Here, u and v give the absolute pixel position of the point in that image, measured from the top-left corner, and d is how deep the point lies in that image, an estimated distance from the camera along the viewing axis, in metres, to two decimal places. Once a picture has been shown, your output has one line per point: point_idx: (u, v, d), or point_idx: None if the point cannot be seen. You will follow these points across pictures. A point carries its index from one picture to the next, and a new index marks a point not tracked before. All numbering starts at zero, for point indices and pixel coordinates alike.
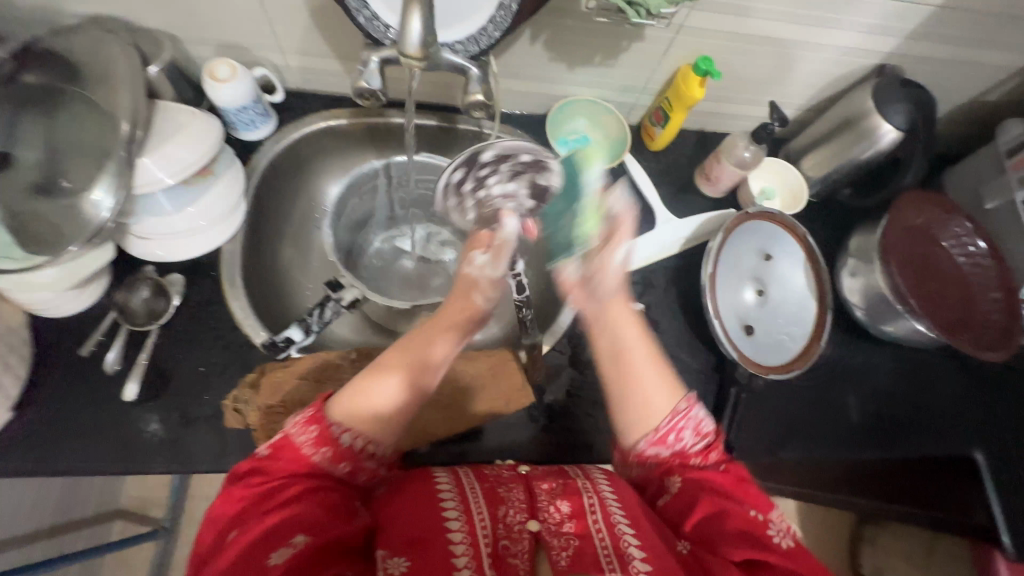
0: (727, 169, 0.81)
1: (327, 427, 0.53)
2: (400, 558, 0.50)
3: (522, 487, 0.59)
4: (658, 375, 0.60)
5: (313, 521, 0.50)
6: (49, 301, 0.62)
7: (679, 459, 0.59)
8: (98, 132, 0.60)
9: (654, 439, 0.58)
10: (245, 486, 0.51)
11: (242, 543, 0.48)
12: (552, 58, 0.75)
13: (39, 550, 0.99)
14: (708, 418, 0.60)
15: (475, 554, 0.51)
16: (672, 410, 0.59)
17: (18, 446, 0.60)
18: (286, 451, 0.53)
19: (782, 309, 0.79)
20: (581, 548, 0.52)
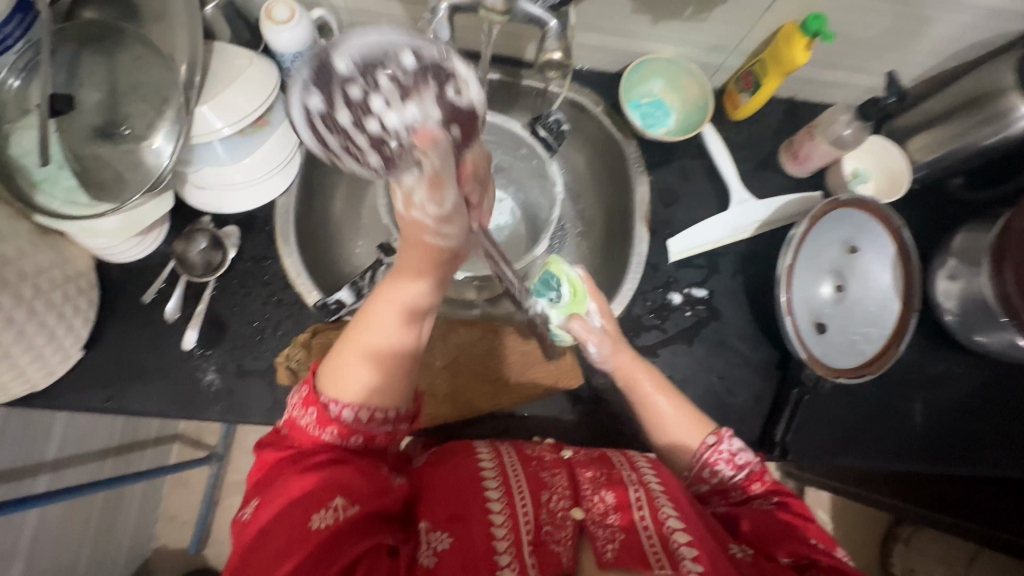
0: (819, 148, 0.73)
1: (323, 404, 0.52)
2: (444, 534, 0.52)
3: (565, 471, 0.58)
4: (679, 410, 0.64)
5: (352, 484, 0.51)
6: (112, 248, 0.62)
7: (718, 492, 0.62)
8: (157, 76, 0.58)
9: (692, 478, 0.63)
10: (282, 452, 0.53)
11: (287, 502, 0.50)
12: (636, 10, 0.67)
13: (109, 466, 1.08)
14: (745, 450, 0.62)
15: (514, 537, 0.51)
16: (701, 443, 0.62)
17: (88, 385, 0.63)
18: (298, 425, 0.53)
19: (859, 308, 0.73)
20: (627, 542, 0.50)
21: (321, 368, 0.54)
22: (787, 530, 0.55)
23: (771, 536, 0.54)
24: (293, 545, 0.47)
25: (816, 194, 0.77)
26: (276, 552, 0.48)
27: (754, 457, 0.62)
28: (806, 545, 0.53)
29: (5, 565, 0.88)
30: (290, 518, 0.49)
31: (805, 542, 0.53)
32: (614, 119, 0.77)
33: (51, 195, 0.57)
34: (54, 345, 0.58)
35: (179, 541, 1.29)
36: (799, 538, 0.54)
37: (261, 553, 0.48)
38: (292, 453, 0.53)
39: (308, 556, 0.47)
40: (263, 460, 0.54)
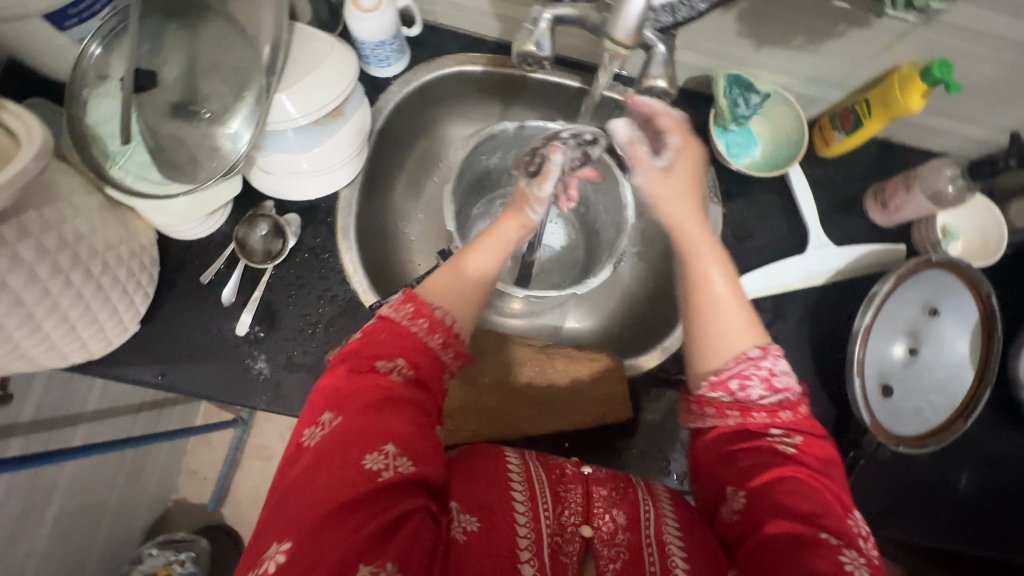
0: (915, 201, 0.68)
1: (424, 303, 0.52)
2: (472, 518, 0.47)
3: (580, 487, 0.53)
4: (738, 312, 0.54)
5: (408, 434, 0.45)
6: (176, 226, 0.62)
7: (738, 410, 0.51)
8: (240, 57, 0.56)
9: (716, 383, 0.52)
10: (353, 362, 0.48)
11: (340, 430, 0.45)
12: (739, 33, 0.63)
13: (142, 420, 1.11)
14: (788, 374, 0.52)
15: (538, 539, 0.47)
16: (741, 352, 0.52)
17: (141, 358, 0.63)
18: (386, 326, 0.51)
19: (928, 373, 0.69)
20: (629, 564, 0.48)
21: (424, 282, 0.55)
22: (816, 507, 0.46)
23: (774, 510, 0.46)
24: (333, 486, 0.42)
25: (901, 247, 0.72)
26: (318, 491, 0.42)
27: (794, 385, 0.52)
28: (816, 533, 0.44)
29: (40, 507, 0.91)
30: (338, 453, 0.43)
31: (814, 527, 0.44)
32: (693, 142, 0.73)
33: (124, 169, 0.56)
34: (114, 320, 0.58)
35: (199, 496, 1.32)
36: (821, 525, 0.44)
37: (304, 485, 0.43)
38: (368, 365, 0.48)
39: (349, 499, 0.42)
40: (328, 373, 0.49)
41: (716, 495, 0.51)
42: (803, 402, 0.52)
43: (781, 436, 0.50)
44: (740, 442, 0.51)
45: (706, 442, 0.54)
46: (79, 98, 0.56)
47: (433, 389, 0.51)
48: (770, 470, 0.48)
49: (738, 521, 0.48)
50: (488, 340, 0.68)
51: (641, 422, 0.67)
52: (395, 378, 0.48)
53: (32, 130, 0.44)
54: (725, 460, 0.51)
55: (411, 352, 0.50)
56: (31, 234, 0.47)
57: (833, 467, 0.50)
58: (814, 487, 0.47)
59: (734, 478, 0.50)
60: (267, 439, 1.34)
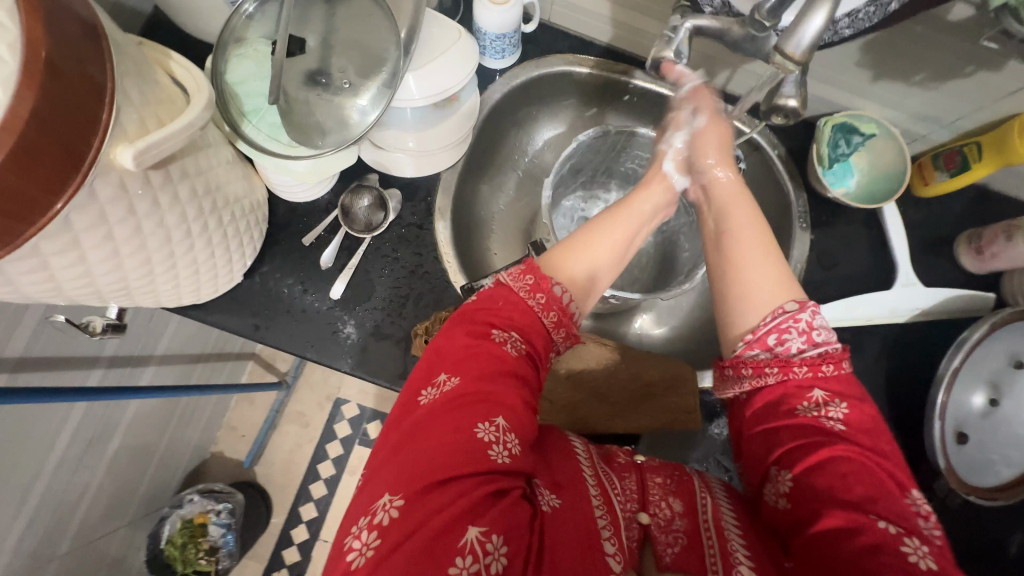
0: (1016, 250, 0.66)
1: (545, 278, 0.52)
2: (553, 494, 0.44)
3: (634, 476, 0.51)
4: (770, 263, 0.54)
5: (516, 408, 0.45)
6: (291, 187, 0.65)
7: (778, 366, 0.50)
8: (379, 34, 0.59)
9: (753, 341, 0.51)
10: (469, 327, 0.48)
11: (452, 394, 0.44)
12: (860, 62, 0.64)
13: (198, 370, 1.15)
14: (828, 329, 0.50)
15: (612, 517, 0.45)
16: (776, 308, 0.51)
17: (239, 308, 0.66)
18: (503, 297, 0.51)
19: (1008, 429, 0.65)
20: (689, 549, 0.45)
21: (547, 253, 0.55)
22: (869, 491, 0.44)
23: (826, 499, 0.44)
24: (443, 453, 0.41)
25: (989, 295, 0.71)
26: (425, 455, 0.41)
27: (836, 340, 0.51)
28: (875, 522, 0.42)
29: (104, 439, 0.95)
30: (449, 419, 0.43)
31: (870, 514, 0.43)
32: (789, 166, 0.74)
33: (257, 128, 0.59)
34: (226, 268, 0.61)
35: (235, 452, 1.36)
36: (878, 513, 0.43)
37: (412, 444, 0.42)
38: (483, 332, 0.48)
39: (458, 468, 0.40)
40: (441, 339, 0.49)
41: (762, 477, 0.49)
42: (845, 358, 0.50)
43: (825, 397, 0.49)
44: (782, 413, 0.49)
45: (745, 408, 0.52)
46: (225, 55, 0.59)
47: (540, 366, 0.50)
48: (819, 448, 0.46)
49: (789, 509, 0.46)
50: None
51: (709, 436, 0.69)
52: (510, 349, 0.47)
53: (200, 85, 0.47)
54: (769, 436, 0.49)
55: (524, 327, 0.50)
56: (190, 176, 0.49)
57: (881, 435, 0.48)
58: (866, 467, 0.45)
59: (780, 457, 0.48)
60: (306, 406, 1.37)
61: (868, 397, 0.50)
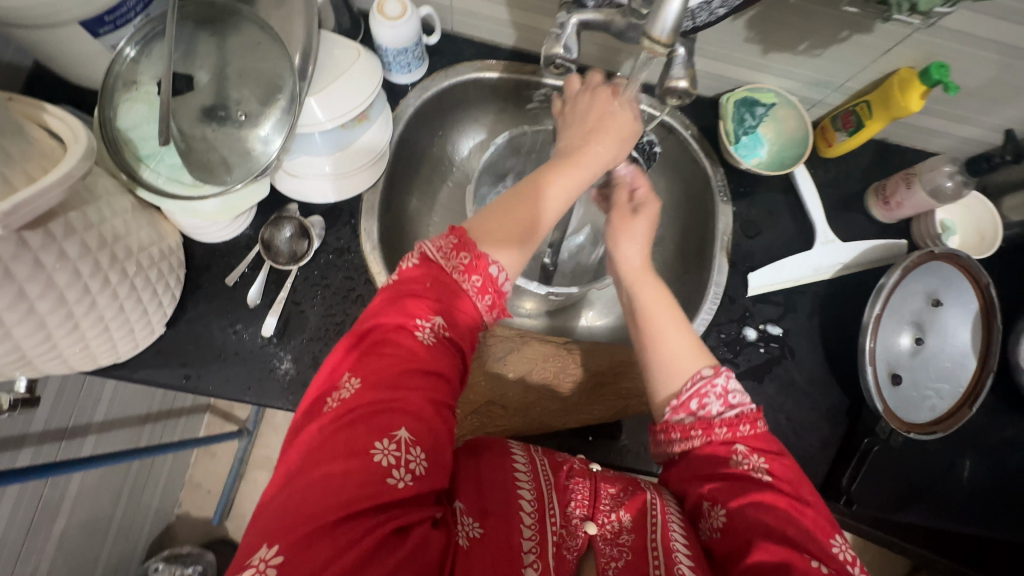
0: (916, 196, 0.71)
1: (478, 256, 0.51)
2: (475, 523, 0.46)
3: (587, 482, 0.53)
4: (684, 333, 0.55)
5: (422, 416, 0.44)
6: (203, 228, 0.63)
7: (702, 429, 0.51)
8: (272, 63, 0.57)
9: (677, 406, 0.52)
10: (383, 326, 0.47)
11: (351, 408, 0.44)
12: (749, 38, 0.67)
13: (147, 431, 1.09)
14: (743, 392, 0.52)
15: (542, 539, 0.47)
16: (696, 373, 0.52)
17: (166, 361, 0.63)
18: (430, 276, 0.50)
19: (935, 362, 0.71)
20: (633, 563, 0.47)
21: (473, 221, 0.54)
22: (799, 532, 0.45)
23: (756, 537, 0.45)
24: (342, 476, 0.40)
25: (902, 240, 0.75)
26: (324, 483, 0.40)
27: (750, 401, 0.52)
28: (805, 562, 0.43)
29: (46, 522, 0.89)
30: (351, 435, 0.42)
31: (802, 553, 0.44)
32: (703, 145, 0.77)
33: (155, 171, 0.57)
34: (144, 321, 0.58)
35: (203, 510, 1.30)
36: (810, 552, 0.44)
37: (311, 469, 0.41)
38: (400, 326, 0.48)
39: (356, 492, 0.40)
40: (356, 339, 0.48)
41: (696, 509, 0.50)
42: (761, 417, 0.52)
43: (747, 451, 0.49)
44: (712, 463, 0.50)
45: (678, 465, 0.53)
46: (112, 101, 0.57)
47: (461, 356, 0.50)
48: (745, 495, 0.47)
49: (721, 542, 0.47)
50: (509, 338, 0.70)
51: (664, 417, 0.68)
52: (426, 338, 0.47)
53: (77, 134, 0.44)
54: (702, 475, 0.50)
55: (449, 313, 0.49)
56: (77, 232, 0.47)
57: (802, 484, 0.49)
58: (791, 514, 0.46)
59: (711, 493, 0.49)
60: (273, 449, 1.32)
61: (785, 451, 0.51)
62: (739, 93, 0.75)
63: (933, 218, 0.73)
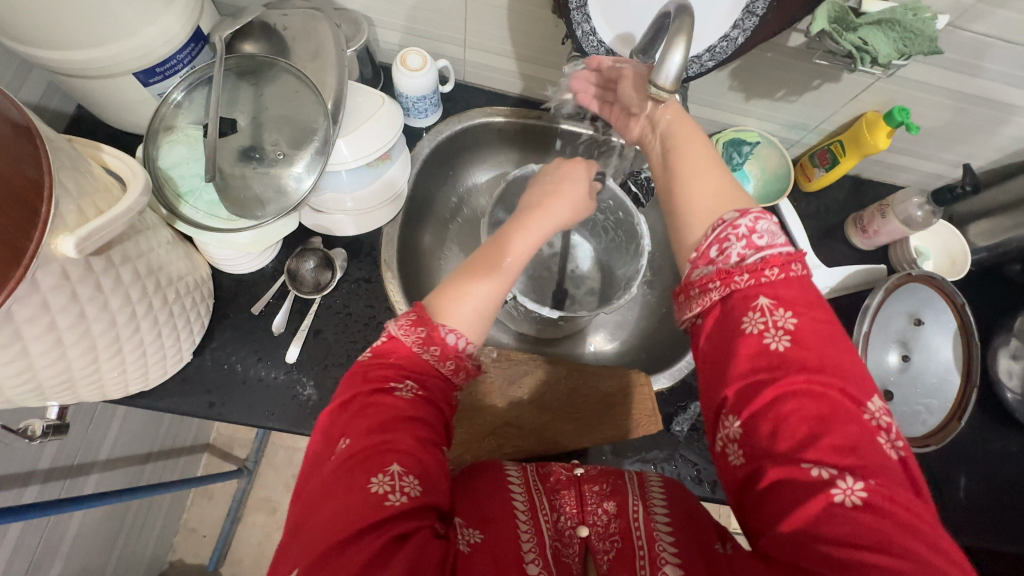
0: (891, 225, 0.78)
1: (435, 327, 0.52)
2: (474, 530, 0.47)
3: (573, 490, 0.55)
4: (716, 175, 0.51)
5: (411, 449, 0.46)
6: (234, 261, 0.66)
7: (722, 279, 0.45)
8: (307, 109, 0.63)
9: (699, 258, 0.48)
10: (365, 385, 0.50)
11: (345, 455, 0.45)
12: (733, 86, 0.75)
13: (148, 470, 1.07)
14: (776, 237, 0.45)
15: (540, 540, 0.48)
16: (719, 218, 0.48)
17: (192, 389, 0.65)
18: (395, 348, 0.52)
19: (921, 377, 0.76)
20: (621, 551, 0.47)
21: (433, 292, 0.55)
22: (814, 428, 0.38)
23: (770, 453, 0.39)
24: (341, 514, 0.42)
25: (881, 265, 0.81)
26: (325, 522, 0.42)
27: (785, 242, 0.45)
28: (807, 472, 0.37)
29: (44, 566, 0.86)
30: (345, 478, 0.44)
31: (803, 463, 0.37)
32: None
33: (195, 207, 0.61)
34: (174, 347, 0.60)
35: (197, 556, 1.25)
36: (810, 460, 0.37)
37: (314, 515, 0.43)
38: (376, 386, 0.49)
39: (356, 526, 0.41)
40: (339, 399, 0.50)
41: (713, 419, 0.44)
42: (797, 260, 0.45)
43: (769, 306, 0.42)
44: (730, 341, 0.43)
45: (703, 335, 0.46)
46: (156, 142, 0.61)
47: (438, 406, 0.51)
48: (760, 388, 0.40)
49: (741, 464, 0.40)
50: (524, 362, 0.73)
51: (671, 435, 0.71)
52: (403, 394, 0.49)
53: (135, 171, 0.49)
54: (724, 373, 0.43)
55: (419, 373, 0.51)
56: (131, 259, 0.50)
57: (832, 344, 0.41)
58: (813, 396, 0.39)
59: (727, 400, 0.42)
60: (272, 489, 1.30)
61: (823, 301, 0.43)
62: (726, 134, 0.82)
63: (908, 245, 0.79)
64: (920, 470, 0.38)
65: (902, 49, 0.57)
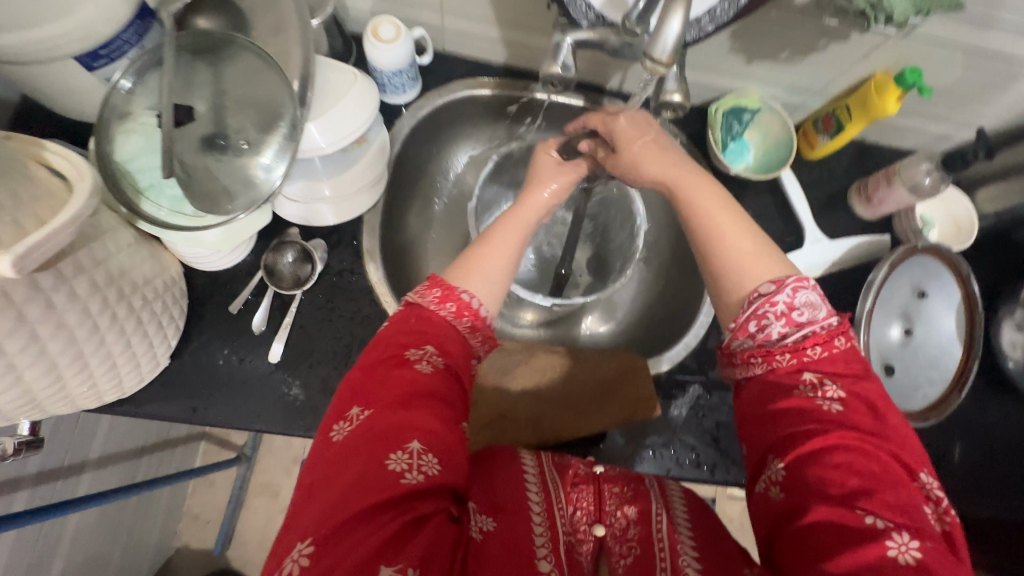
0: (896, 193, 0.74)
1: (451, 287, 0.49)
2: (488, 517, 0.45)
3: (591, 486, 0.53)
4: (749, 241, 0.49)
5: (435, 428, 0.41)
6: (205, 257, 0.62)
7: (763, 355, 0.47)
8: (272, 90, 0.58)
9: (737, 329, 0.48)
10: (384, 350, 0.45)
11: (361, 427, 0.40)
12: (733, 49, 0.70)
13: (144, 464, 1.06)
14: (817, 309, 0.46)
15: (553, 536, 0.46)
16: (754, 292, 0.48)
17: (173, 394, 0.62)
18: (416, 314, 0.48)
19: (924, 350, 0.74)
20: (640, 558, 0.46)
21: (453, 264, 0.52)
22: (866, 483, 0.40)
23: (819, 494, 0.41)
24: (357, 488, 0.37)
25: (885, 236, 0.78)
26: (335, 498, 0.37)
27: (834, 315, 0.47)
28: (861, 519, 0.39)
29: (44, 566, 0.86)
30: (360, 452, 0.39)
31: (857, 510, 0.40)
32: (693, 152, 0.79)
33: (156, 204, 0.56)
34: (149, 354, 0.57)
35: (202, 542, 1.26)
36: (864, 509, 0.40)
37: (322, 491, 0.38)
38: (397, 353, 0.44)
39: (373, 503, 0.37)
40: (357, 365, 0.45)
41: (757, 463, 0.46)
42: (841, 333, 0.46)
43: (818, 378, 0.45)
44: (777, 395, 0.46)
45: (746, 396, 0.49)
46: (108, 134, 0.56)
47: (461, 378, 0.46)
48: (811, 437, 0.43)
49: (781, 500, 0.43)
50: (517, 351, 0.71)
51: (670, 419, 0.70)
52: (424, 366, 0.43)
53: (82, 171, 0.44)
54: (772, 418, 0.45)
55: (442, 340, 0.46)
56: (85, 269, 0.46)
57: (884, 413, 0.44)
58: (864, 454, 0.41)
59: (774, 444, 0.45)
60: (272, 474, 1.30)
61: (872, 372, 0.46)
62: (727, 101, 0.77)
63: (913, 214, 0.76)
64: (964, 539, 0.40)
65: (920, 4, 0.52)
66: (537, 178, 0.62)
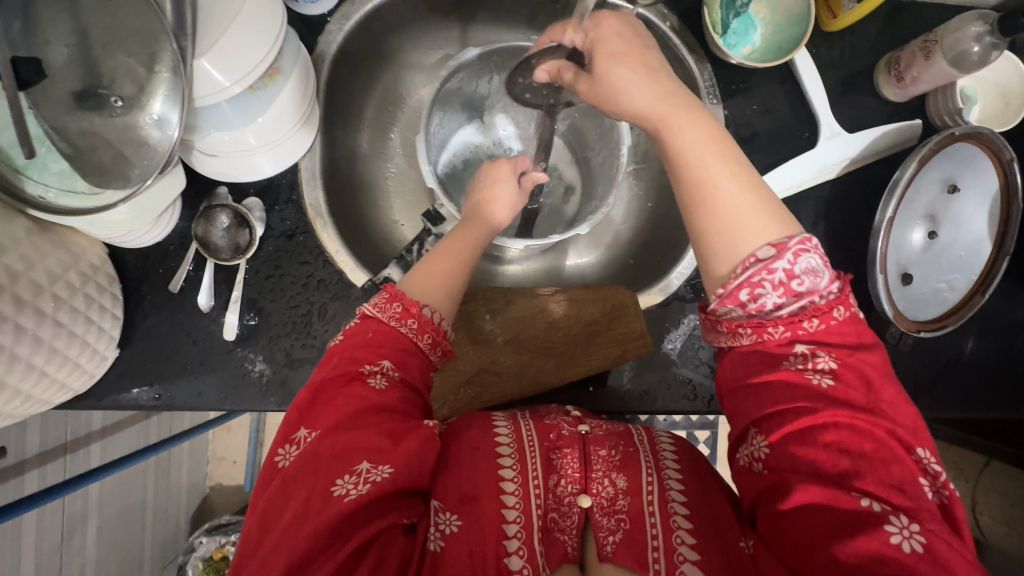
0: (935, 68, 0.61)
1: (410, 301, 0.48)
2: (452, 515, 0.42)
3: (576, 450, 0.49)
4: (746, 200, 0.43)
5: (384, 446, 0.41)
6: (124, 235, 0.55)
7: (752, 327, 0.42)
8: (141, 18, 0.45)
9: (725, 296, 0.43)
10: (340, 370, 0.44)
11: (309, 452, 0.41)
12: None
13: (155, 422, 1.09)
14: (814, 277, 0.42)
15: (527, 520, 0.43)
16: (749, 258, 0.42)
17: (131, 383, 0.58)
18: (373, 329, 0.47)
19: (948, 253, 0.65)
20: (632, 535, 0.43)
21: (406, 279, 0.52)
22: (853, 463, 0.38)
23: (809, 474, 0.38)
24: (304, 515, 0.38)
25: (915, 121, 0.66)
26: (281, 530, 0.38)
27: (827, 282, 0.42)
28: (857, 502, 0.37)
29: (79, 524, 0.92)
30: (308, 480, 0.39)
31: (852, 492, 0.37)
32: (684, 38, 0.66)
33: (42, 183, 0.47)
34: (87, 352, 0.52)
35: (234, 479, 1.34)
36: (857, 489, 0.37)
37: (272, 520, 0.39)
38: (350, 374, 0.44)
39: (320, 531, 0.38)
40: (310, 383, 0.45)
41: (736, 435, 0.43)
42: (836, 305, 0.41)
43: (808, 351, 0.41)
44: (764, 368, 0.42)
45: (720, 370, 0.45)
46: None
47: (418, 388, 0.47)
48: (800, 416, 0.40)
49: (764, 475, 0.40)
50: (496, 296, 0.66)
51: (663, 355, 0.65)
52: (378, 384, 0.44)
53: None
54: (753, 390, 0.42)
55: (399, 355, 0.46)
56: None
57: (879, 387, 0.40)
58: (855, 432, 0.38)
59: (757, 419, 0.41)
60: None
61: (873, 343, 0.42)
62: None
63: (952, 91, 0.64)
64: (964, 513, 0.38)
65: None
66: (488, 178, 0.61)
